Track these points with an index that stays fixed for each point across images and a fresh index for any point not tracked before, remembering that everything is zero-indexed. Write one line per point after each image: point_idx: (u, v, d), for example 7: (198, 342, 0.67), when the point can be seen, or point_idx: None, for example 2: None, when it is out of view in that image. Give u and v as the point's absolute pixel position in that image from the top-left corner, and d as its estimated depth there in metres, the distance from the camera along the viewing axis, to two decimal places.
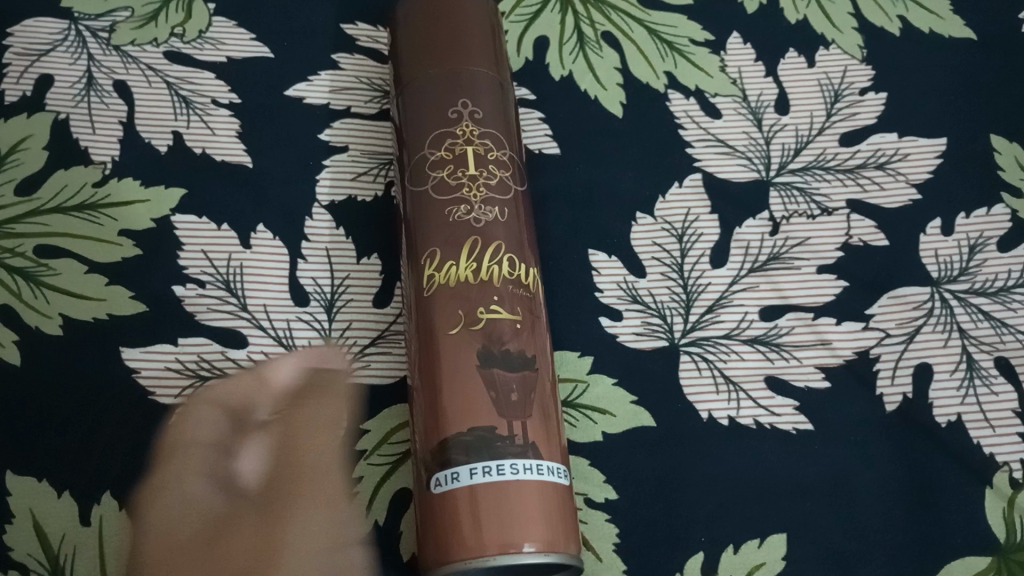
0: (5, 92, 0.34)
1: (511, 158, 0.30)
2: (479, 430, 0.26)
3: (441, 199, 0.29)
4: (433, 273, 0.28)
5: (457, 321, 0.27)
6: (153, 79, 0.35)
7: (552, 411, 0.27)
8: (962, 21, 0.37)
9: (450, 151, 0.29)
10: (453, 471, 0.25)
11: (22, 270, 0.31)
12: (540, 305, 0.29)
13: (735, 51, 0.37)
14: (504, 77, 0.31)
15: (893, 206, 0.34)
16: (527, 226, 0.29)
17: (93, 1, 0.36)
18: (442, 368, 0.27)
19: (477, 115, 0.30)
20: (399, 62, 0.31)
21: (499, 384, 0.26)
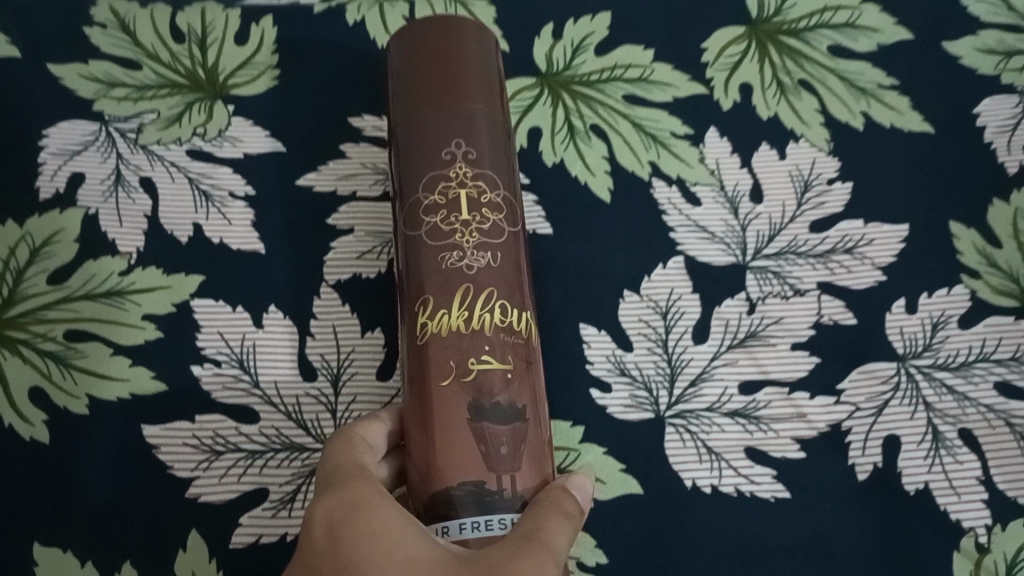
0: (40, 189, 0.37)
1: (505, 199, 0.31)
2: (468, 483, 0.28)
3: (435, 243, 0.30)
4: (426, 322, 0.29)
5: (449, 372, 0.29)
6: (177, 175, 0.38)
7: (540, 459, 0.29)
8: (920, 115, 0.40)
9: (444, 195, 0.31)
10: (445, 524, 0.28)
11: (53, 353, 0.34)
12: (533, 351, 0.30)
13: (713, 144, 0.40)
14: (501, 115, 0.32)
15: (861, 287, 0.36)
16: (522, 266, 0.31)
17: (123, 105, 0.39)
18: (436, 416, 0.29)
19: (471, 155, 0.31)
20: (397, 95, 0.32)
21: (489, 436, 0.29)
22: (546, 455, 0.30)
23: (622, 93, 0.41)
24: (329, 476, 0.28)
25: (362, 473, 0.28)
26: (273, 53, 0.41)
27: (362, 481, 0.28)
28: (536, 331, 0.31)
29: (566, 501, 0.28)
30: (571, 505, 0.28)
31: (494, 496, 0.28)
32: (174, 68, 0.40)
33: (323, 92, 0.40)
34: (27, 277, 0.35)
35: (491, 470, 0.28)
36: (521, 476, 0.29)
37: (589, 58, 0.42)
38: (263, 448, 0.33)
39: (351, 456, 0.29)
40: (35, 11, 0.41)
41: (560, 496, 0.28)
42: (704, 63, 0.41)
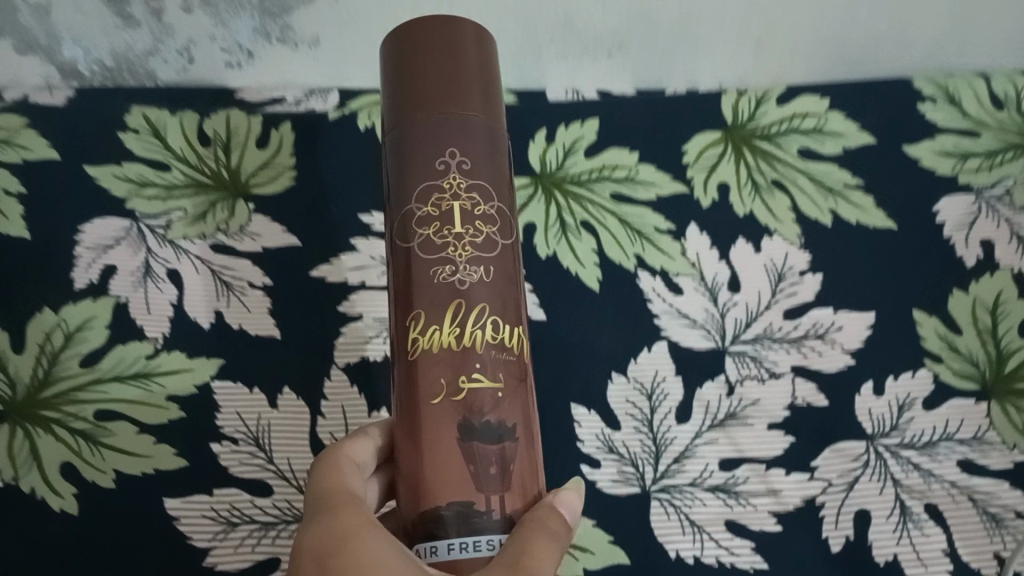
0: (75, 280, 0.40)
1: (500, 210, 0.30)
2: (456, 503, 0.27)
3: (427, 256, 0.29)
4: (417, 337, 0.29)
5: (439, 390, 0.28)
6: (201, 267, 0.41)
7: (529, 479, 0.29)
8: (883, 213, 0.44)
9: (437, 205, 0.29)
10: (431, 544, 0.27)
11: (83, 431, 0.37)
12: (526, 370, 0.30)
13: (694, 238, 0.43)
14: (500, 123, 0.31)
15: (832, 370, 0.39)
16: (515, 280, 0.30)
17: (153, 203, 0.43)
18: (426, 435, 0.28)
19: (465, 164, 0.30)
20: (390, 99, 0.31)
21: (479, 456, 0.28)
22: (535, 474, 0.29)
23: (610, 191, 0.45)
24: (317, 504, 0.29)
25: (349, 501, 0.29)
26: (291, 156, 0.45)
27: (351, 510, 0.28)
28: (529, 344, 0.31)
29: (552, 520, 0.28)
30: (556, 526, 0.28)
31: (481, 516, 0.27)
32: (200, 170, 0.44)
33: (336, 191, 0.44)
34: (61, 360, 0.38)
35: (480, 490, 0.28)
36: (509, 497, 0.28)
37: (579, 159, 0.46)
38: (276, 520, 0.36)
39: (336, 484, 0.30)
40: (73, 118, 0.45)
41: (547, 517, 0.28)
42: (685, 164, 0.45)
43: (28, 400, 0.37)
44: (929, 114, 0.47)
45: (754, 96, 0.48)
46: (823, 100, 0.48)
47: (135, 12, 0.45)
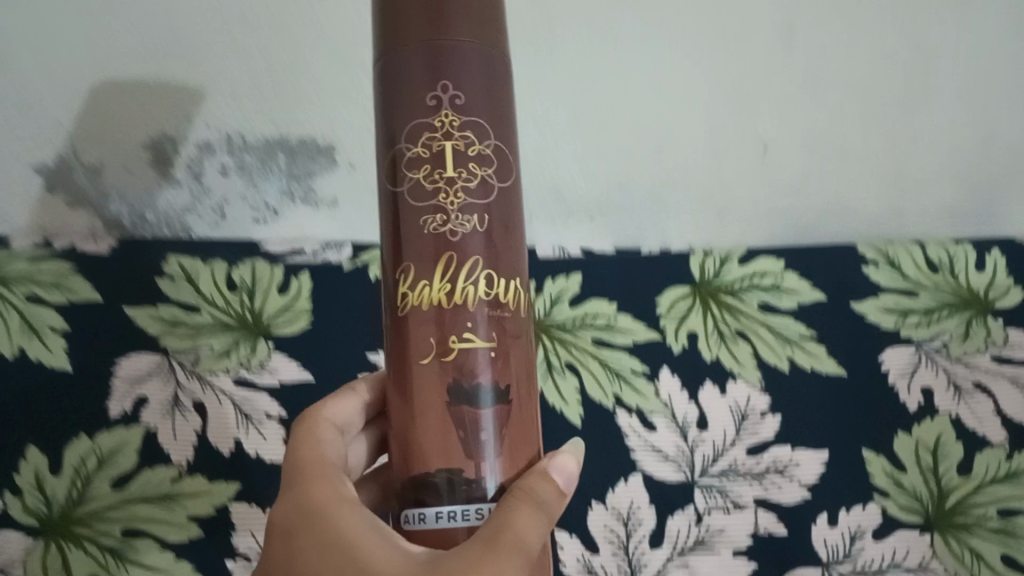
0: (110, 408, 0.47)
1: (493, 150, 0.31)
2: (443, 470, 0.30)
3: (419, 206, 0.31)
4: (408, 293, 0.31)
5: (430, 348, 0.30)
6: (223, 400, 0.48)
7: (518, 439, 0.31)
8: (834, 360, 0.50)
9: (429, 148, 0.31)
10: (420, 511, 0.30)
11: (110, 547, 0.44)
12: (520, 321, 0.32)
13: (666, 379, 0.49)
14: (496, 49, 0.32)
15: (789, 503, 0.45)
16: (510, 225, 0.32)
17: (183, 340, 0.49)
18: (418, 390, 0.31)
19: (458, 100, 0.31)
20: (384, 23, 0.32)
21: (467, 420, 0.30)
22: (528, 437, 0.32)
23: (592, 337, 0.50)
24: (293, 472, 0.34)
25: (320, 471, 0.33)
26: (308, 301, 0.51)
27: (327, 484, 0.33)
28: (523, 286, 0.32)
29: (541, 489, 0.30)
30: (545, 493, 0.30)
31: (469, 483, 0.30)
32: (227, 311, 0.50)
33: (346, 332, 0.50)
34: (95, 481, 0.45)
35: (468, 456, 0.30)
36: (498, 461, 0.30)
37: (564, 308, 0.51)
38: None
39: (314, 455, 0.34)
40: (114, 265, 0.50)
41: (537, 484, 0.30)
42: (659, 314, 0.51)
43: (64, 517, 0.44)
44: (873, 276, 0.53)
45: (719, 257, 0.53)
46: (779, 262, 0.53)
47: (179, 173, 0.51)
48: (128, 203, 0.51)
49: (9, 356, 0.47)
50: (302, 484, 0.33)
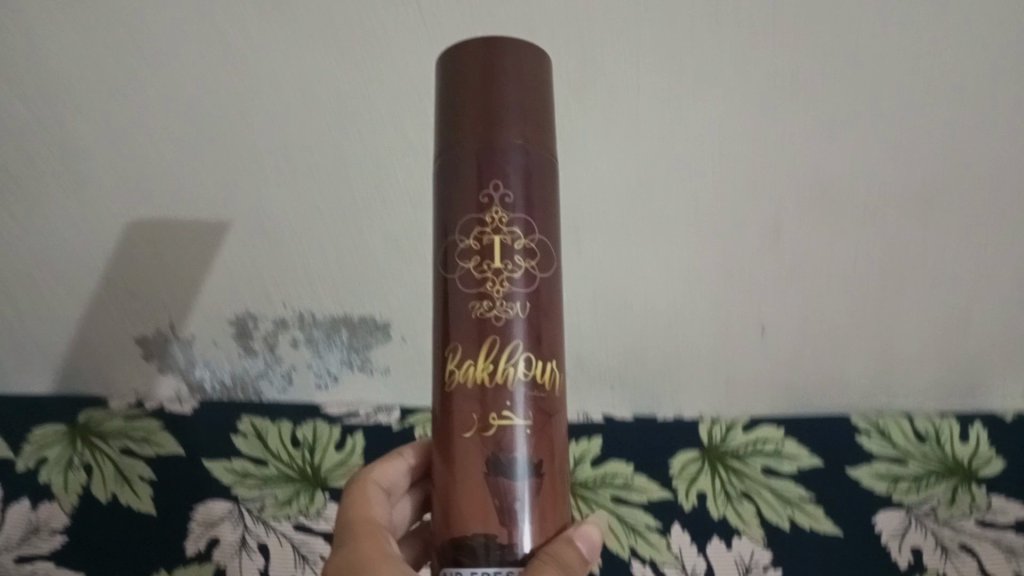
0: (187, 547, 0.56)
1: (539, 243, 0.35)
2: (480, 535, 0.33)
3: (467, 292, 0.35)
4: (456, 370, 0.34)
5: (472, 424, 0.34)
6: (283, 541, 0.56)
7: (549, 511, 0.34)
8: (830, 521, 0.56)
9: (479, 240, 0.35)
10: (457, 570, 0.32)
11: None
12: (556, 400, 0.35)
13: (677, 534, 0.55)
14: (542, 148, 0.36)
15: None
16: (549, 311, 0.35)
17: (252, 489, 0.58)
18: (460, 463, 0.34)
19: (507, 197, 0.35)
20: (444, 123, 0.36)
21: (503, 491, 0.33)
22: (559, 510, 0.34)
23: (610, 495, 0.56)
24: (343, 530, 0.38)
25: (368, 532, 0.37)
26: (360, 458, 0.59)
27: (371, 541, 0.36)
28: (562, 369, 0.36)
29: (568, 555, 0.32)
30: (572, 560, 0.32)
31: (502, 549, 0.33)
32: (290, 466, 0.59)
33: None
34: None
35: (502, 523, 0.33)
36: (530, 531, 0.33)
37: (586, 468, 0.58)
38: None
39: (363, 517, 0.38)
40: (199, 425, 0.60)
41: (564, 551, 0.32)
42: (672, 476, 0.57)
43: None
44: (866, 445, 0.59)
45: (724, 426, 0.60)
46: (779, 430, 0.60)
47: (255, 344, 0.60)
48: (212, 370, 0.61)
49: (105, 498, 0.57)
50: (350, 543, 0.36)
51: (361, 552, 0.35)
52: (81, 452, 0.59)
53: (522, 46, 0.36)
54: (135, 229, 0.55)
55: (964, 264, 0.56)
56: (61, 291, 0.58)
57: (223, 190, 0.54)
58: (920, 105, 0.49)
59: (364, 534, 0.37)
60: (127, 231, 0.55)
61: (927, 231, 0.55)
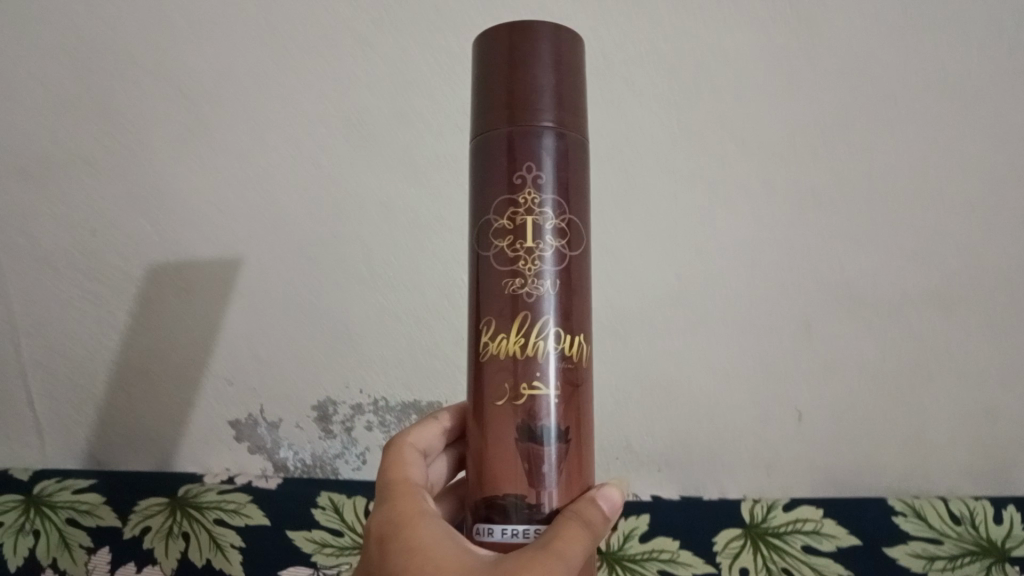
0: None
1: (566, 224, 0.41)
2: (513, 494, 0.39)
3: (502, 269, 0.41)
4: (491, 343, 0.41)
5: (505, 394, 0.40)
6: None
7: (575, 475, 0.40)
8: None
9: (512, 220, 0.41)
10: (490, 526, 0.39)
11: None
12: (581, 369, 0.41)
13: None
14: (571, 132, 0.41)
15: None
16: (576, 285, 0.41)
17: (330, 557, 0.63)
18: (494, 426, 0.40)
19: (538, 179, 0.40)
20: (482, 109, 0.42)
21: (532, 455, 0.39)
22: (583, 473, 0.40)
23: (656, 568, 0.62)
24: (384, 486, 0.43)
25: (406, 488, 0.42)
26: None
27: (410, 499, 0.41)
28: (587, 339, 0.42)
29: (589, 513, 0.38)
30: (592, 515, 0.38)
31: (531, 507, 0.39)
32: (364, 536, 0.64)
33: None
34: None
35: (532, 484, 0.39)
36: (556, 493, 0.39)
37: (635, 543, 0.62)
38: None
39: (401, 476, 0.43)
40: (281, 499, 0.66)
41: (587, 509, 0.38)
42: (715, 551, 0.62)
43: None
44: (903, 526, 0.62)
45: (766, 505, 0.64)
46: (818, 510, 0.63)
47: (334, 427, 0.68)
48: (296, 451, 0.68)
49: (201, 564, 0.65)
50: (390, 499, 0.41)
51: (400, 507, 0.40)
52: (180, 521, 0.66)
53: (553, 35, 0.41)
54: (245, 323, 0.67)
55: (973, 350, 0.63)
56: (181, 384, 0.69)
57: (332, 293, 0.66)
58: (896, 198, 0.61)
59: (402, 490, 0.42)
60: (237, 320, 0.67)
61: (934, 320, 0.63)
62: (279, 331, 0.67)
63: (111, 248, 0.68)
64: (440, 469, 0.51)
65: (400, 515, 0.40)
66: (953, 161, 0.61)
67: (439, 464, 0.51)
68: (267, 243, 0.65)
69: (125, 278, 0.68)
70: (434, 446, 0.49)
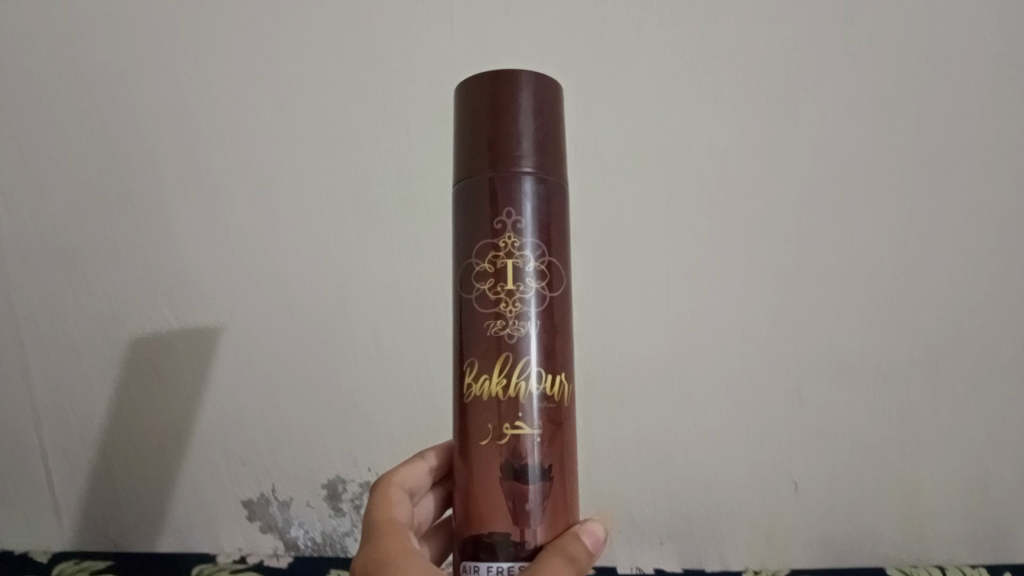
0: None
1: (547, 266, 0.41)
2: (499, 532, 0.39)
3: (484, 311, 0.41)
4: (474, 384, 0.41)
5: (488, 434, 0.40)
6: None
7: (560, 513, 0.40)
8: None
9: (493, 263, 0.41)
10: (476, 564, 0.39)
11: None
12: (564, 408, 0.41)
13: None
14: (551, 175, 0.42)
15: None
16: (557, 325, 0.42)
17: None
18: (479, 466, 0.40)
19: (518, 224, 0.40)
20: (464, 151, 0.42)
21: (516, 493, 0.39)
22: (568, 509, 0.41)
23: None
24: (371, 526, 0.44)
25: (393, 526, 0.44)
26: None
27: (396, 539, 0.42)
28: (571, 379, 0.42)
29: (573, 548, 0.39)
30: (576, 551, 0.39)
31: (516, 545, 0.39)
32: None
33: None
34: None
35: (516, 522, 0.39)
36: (541, 530, 0.39)
37: None
38: None
39: (387, 515, 0.45)
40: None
41: (570, 544, 0.39)
42: None
43: None
44: None
45: None
46: None
47: (343, 506, 0.70)
48: (306, 529, 0.70)
49: None
50: (378, 537, 0.43)
51: (386, 545, 0.42)
52: None
53: (534, 81, 0.42)
54: (259, 404, 0.70)
55: (958, 418, 0.65)
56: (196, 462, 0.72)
57: (342, 375, 0.69)
58: (876, 271, 0.64)
59: (389, 529, 0.44)
60: (252, 401, 0.70)
61: (920, 390, 0.65)
62: (291, 411, 0.70)
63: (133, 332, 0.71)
64: (427, 507, 0.53)
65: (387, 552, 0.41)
66: (928, 237, 0.64)
67: (425, 502, 0.53)
68: (281, 327, 0.69)
69: (145, 360, 0.71)
70: (421, 483, 0.51)
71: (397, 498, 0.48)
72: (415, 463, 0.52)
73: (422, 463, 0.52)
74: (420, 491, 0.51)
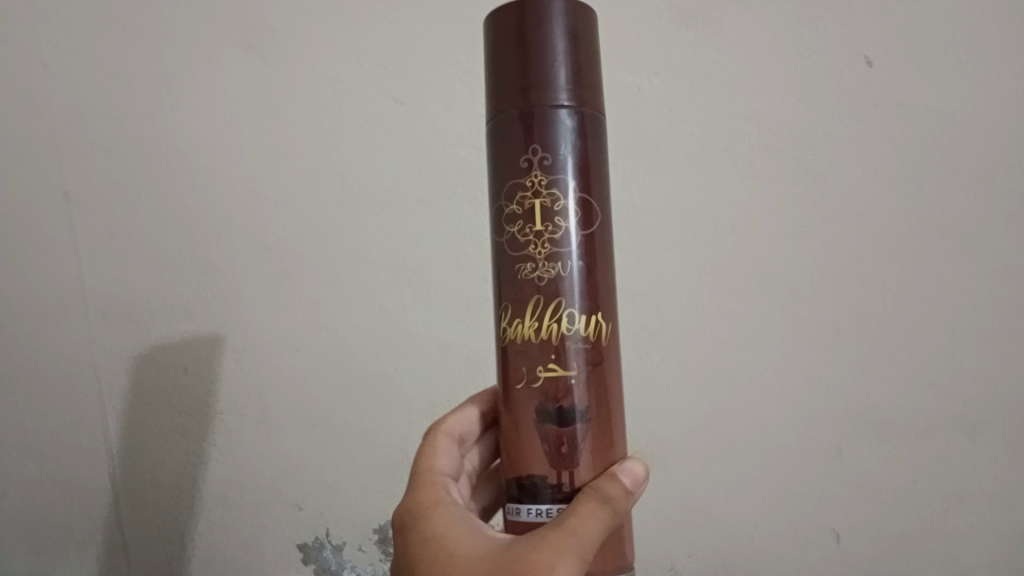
0: None
1: (578, 201, 0.45)
2: (538, 474, 0.44)
3: (517, 253, 0.45)
4: (512, 329, 0.46)
5: (524, 380, 0.45)
6: None
7: (598, 454, 0.44)
8: None
9: (522, 204, 0.45)
10: (518, 507, 0.45)
11: None
12: (602, 347, 0.45)
13: None
14: (585, 107, 0.45)
15: None
16: (594, 259, 0.46)
17: None
18: (518, 407, 0.45)
19: (545, 162, 0.45)
20: (495, 91, 0.46)
21: (553, 437, 0.44)
22: (609, 449, 0.45)
23: None
24: (413, 474, 0.52)
25: (430, 476, 0.51)
26: None
27: (431, 488, 0.49)
28: (609, 314, 0.46)
29: (611, 487, 0.42)
30: (612, 489, 0.42)
31: (555, 486, 0.44)
32: None
33: None
34: None
35: (554, 465, 0.44)
36: (578, 471, 0.44)
37: None
38: None
39: (427, 463, 0.52)
40: None
41: (606, 484, 0.42)
42: None
43: None
44: None
45: None
46: None
47: None
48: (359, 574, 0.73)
49: None
50: (416, 486, 0.50)
51: (420, 497, 0.49)
52: None
53: (561, 8, 0.45)
54: (319, 455, 0.74)
55: (1000, 474, 0.66)
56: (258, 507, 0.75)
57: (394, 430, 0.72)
58: (911, 331, 0.66)
59: (426, 479, 0.50)
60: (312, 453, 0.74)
61: (958, 447, 0.66)
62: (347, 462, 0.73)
63: (183, 373, 0.76)
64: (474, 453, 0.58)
65: (420, 504, 0.48)
66: (961, 297, 0.65)
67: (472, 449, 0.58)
68: (339, 384, 0.73)
69: (193, 400, 0.76)
70: (467, 430, 0.56)
71: (443, 446, 0.54)
72: (461, 411, 0.56)
73: (467, 412, 0.57)
74: (467, 438, 0.57)
